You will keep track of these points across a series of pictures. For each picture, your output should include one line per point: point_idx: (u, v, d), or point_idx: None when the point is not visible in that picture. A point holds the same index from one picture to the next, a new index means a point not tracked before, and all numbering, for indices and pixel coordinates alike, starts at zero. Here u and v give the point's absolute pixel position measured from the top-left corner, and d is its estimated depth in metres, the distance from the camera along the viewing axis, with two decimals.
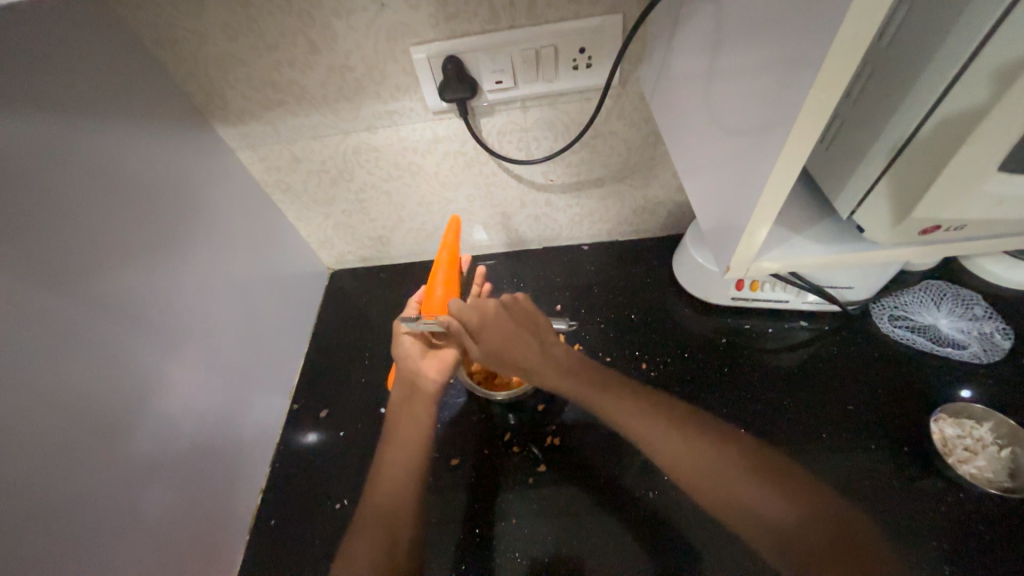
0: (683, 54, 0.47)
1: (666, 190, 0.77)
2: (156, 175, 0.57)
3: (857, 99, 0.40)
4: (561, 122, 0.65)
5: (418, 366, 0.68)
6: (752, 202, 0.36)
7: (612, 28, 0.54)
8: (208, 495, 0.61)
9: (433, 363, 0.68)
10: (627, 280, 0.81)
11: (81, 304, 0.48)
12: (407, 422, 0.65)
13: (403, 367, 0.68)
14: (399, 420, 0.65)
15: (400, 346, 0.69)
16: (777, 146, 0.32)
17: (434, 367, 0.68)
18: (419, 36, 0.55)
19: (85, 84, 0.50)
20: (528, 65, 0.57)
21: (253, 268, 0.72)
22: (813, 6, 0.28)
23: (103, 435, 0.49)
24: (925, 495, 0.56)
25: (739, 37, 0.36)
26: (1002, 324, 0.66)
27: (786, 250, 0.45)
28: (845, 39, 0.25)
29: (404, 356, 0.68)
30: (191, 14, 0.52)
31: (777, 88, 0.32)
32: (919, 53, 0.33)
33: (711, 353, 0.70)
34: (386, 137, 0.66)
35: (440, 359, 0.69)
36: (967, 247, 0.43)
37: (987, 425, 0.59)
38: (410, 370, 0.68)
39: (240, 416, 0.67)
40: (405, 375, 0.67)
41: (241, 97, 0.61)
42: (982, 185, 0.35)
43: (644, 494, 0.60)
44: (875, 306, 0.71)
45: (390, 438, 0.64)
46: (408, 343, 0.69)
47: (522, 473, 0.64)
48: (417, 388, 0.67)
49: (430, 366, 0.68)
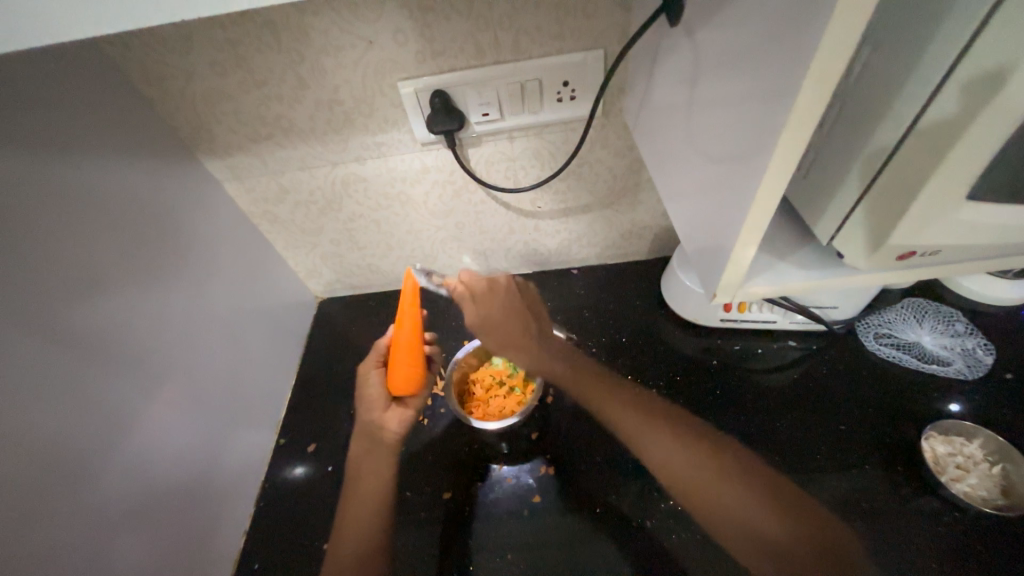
0: (662, 86, 0.49)
1: (652, 215, 0.79)
2: (141, 206, 0.56)
3: (829, 129, 0.41)
4: (548, 151, 0.66)
5: (379, 419, 0.68)
6: (736, 228, 0.37)
7: (594, 62, 0.56)
8: (193, 536, 0.59)
9: (396, 416, 0.68)
10: (617, 303, 0.81)
11: (61, 344, 0.46)
12: (369, 476, 0.66)
13: (367, 418, 0.69)
14: (359, 476, 0.66)
15: (364, 399, 0.70)
16: (757, 176, 0.33)
17: (396, 420, 0.68)
18: (407, 71, 0.56)
19: (72, 120, 0.50)
20: (513, 98, 0.59)
21: (240, 298, 0.71)
22: (782, 51, 0.29)
23: (83, 480, 0.47)
24: (924, 515, 0.56)
25: (714, 71, 0.38)
26: (983, 340, 0.68)
27: (770, 275, 0.46)
28: (818, 75, 0.26)
29: (367, 409, 0.69)
30: (181, 52, 0.53)
31: (756, 121, 0.33)
32: (885, 90, 0.35)
33: (704, 375, 0.70)
34: (375, 168, 0.67)
35: (402, 413, 0.69)
36: (947, 270, 0.44)
37: (977, 442, 0.59)
38: (372, 424, 0.69)
39: (225, 451, 0.65)
40: (368, 427, 0.69)
41: (229, 131, 0.61)
42: (954, 212, 0.36)
43: (641, 524, 0.59)
44: (861, 324, 0.72)
45: (353, 492, 0.65)
46: (372, 395, 0.69)
47: (515, 504, 0.62)
48: (379, 442, 0.67)
49: (391, 419, 0.68)
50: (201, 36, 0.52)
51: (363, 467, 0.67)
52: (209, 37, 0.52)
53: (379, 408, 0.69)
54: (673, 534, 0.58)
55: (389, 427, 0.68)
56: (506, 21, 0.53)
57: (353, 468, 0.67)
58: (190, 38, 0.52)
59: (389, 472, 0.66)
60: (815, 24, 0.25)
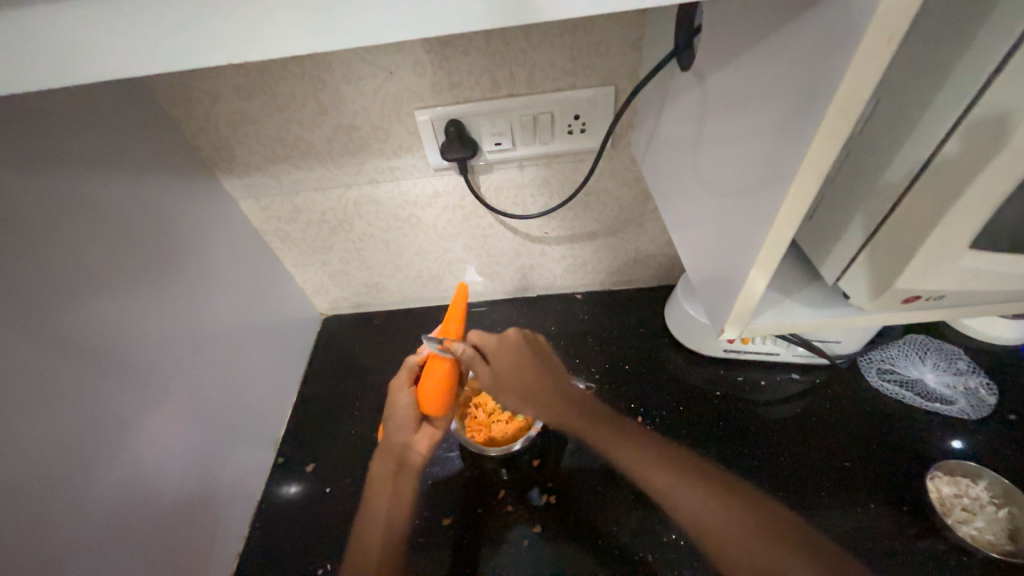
0: (671, 123, 0.50)
1: (657, 244, 0.80)
2: (156, 221, 0.57)
3: (836, 170, 0.42)
4: (557, 180, 0.68)
5: (407, 440, 0.64)
6: (745, 266, 0.38)
7: (605, 98, 0.58)
8: (189, 556, 0.57)
9: (425, 438, 0.65)
10: (621, 330, 0.82)
11: (70, 356, 0.46)
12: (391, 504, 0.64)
13: (392, 441, 0.64)
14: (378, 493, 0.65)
15: (392, 417, 0.64)
16: (766, 219, 0.34)
17: (425, 443, 0.65)
18: (424, 100, 0.58)
19: (96, 137, 0.51)
20: (525, 129, 0.61)
21: (247, 313, 0.71)
22: (792, 103, 0.30)
23: (84, 495, 0.46)
24: (930, 557, 0.55)
25: (723, 114, 0.39)
26: (986, 379, 0.68)
27: (775, 311, 0.46)
28: (829, 129, 0.27)
29: (395, 429, 0.64)
30: (207, 77, 0.55)
31: (765, 165, 0.34)
32: (891, 139, 0.36)
33: (707, 405, 0.70)
34: (387, 191, 0.68)
35: (430, 436, 0.66)
36: (950, 313, 0.45)
37: (982, 484, 0.59)
38: (399, 444, 0.65)
39: (224, 468, 0.64)
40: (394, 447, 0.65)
41: (248, 151, 0.63)
42: (958, 257, 0.37)
43: (643, 557, 0.58)
44: (863, 359, 0.72)
45: (366, 514, 0.63)
46: (402, 417, 0.63)
47: (515, 532, 0.61)
48: (406, 464, 0.65)
49: (419, 442, 0.65)
50: (228, 63, 0.54)
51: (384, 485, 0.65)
52: (236, 64, 0.54)
53: (407, 431, 0.64)
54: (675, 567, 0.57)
55: (418, 450, 0.65)
56: (522, 57, 0.55)
57: (372, 488, 0.65)
58: (217, 63, 0.54)
59: (409, 496, 0.64)
60: (828, 80, 0.27)
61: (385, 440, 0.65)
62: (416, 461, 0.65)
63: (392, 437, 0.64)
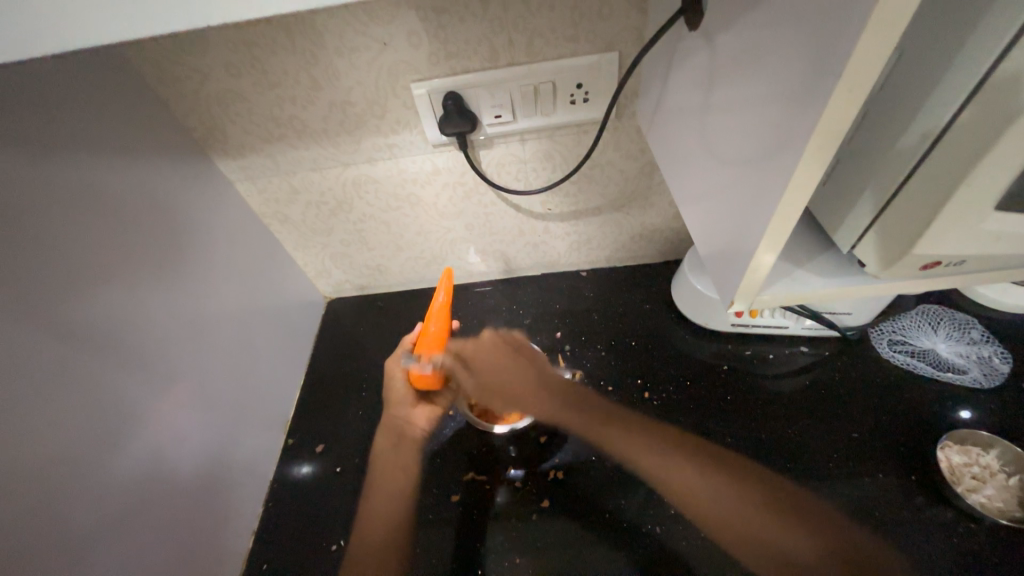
0: (677, 88, 0.48)
1: (663, 218, 0.78)
2: (153, 205, 0.56)
3: (853, 133, 0.40)
4: (559, 153, 0.66)
5: (407, 415, 0.69)
6: (755, 236, 0.37)
7: (609, 65, 0.56)
8: (203, 533, 0.59)
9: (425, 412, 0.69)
10: (626, 306, 0.81)
11: (73, 344, 0.46)
12: (394, 470, 0.67)
13: (393, 414, 0.69)
14: (387, 470, 0.67)
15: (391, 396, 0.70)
16: (778, 187, 0.32)
17: (426, 417, 0.69)
18: (420, 72, 0.56)
19: (85, 118, 0.50)
20: (526, 100, 0.59)
21: (250, 297, 0.71)
22: (808, 59, 0.28)
23: (95, 480, 0.47)
24: (937, 526, 0.55)
25: (733, 75, 0.37)
26: (1000, 348, 0.67)
27: (786, 283, 0.45)
28: (848, 86, 0.26)
29: (396, 404, 0.70)
30: (196, 53, 0.53)
31: (777, 128, 0.32)
32: (912, 97, 0.34)
33: (713, 379, 0.70)
34: (386, 169, 0.67)
35: (431, 410, 0.69)
36: (967, 280, 0.44)
37: (994, 453, 0.58)
38: (400, 419, 0.69)
39: (234, 448, 0.65)
40: (397, 423, 0.69)
41: (242, 131, 0.62)
42: (980, 221, 0.36)
43: (650, 529, 0.59)
44: (874, 331, 0.71)
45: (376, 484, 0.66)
46: (399, 391, 0.70)
47: (524, 508, 0.62)
48: (406, 437, 0.68)
49: (420, 416, 0.69)
50: (216, 38, 0.52)
51: (389, 461, 0.68)
52: (224, 38, 0.52)
53: (406, 404, 0.69)
54: (682, 540, 0.58)
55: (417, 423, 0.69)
56: (520, 23, 0.52)
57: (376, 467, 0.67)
58: (205, 38, 0.52)
59: (415, 467, 0.66)
60: (847, 32, 0.25)
61: (388, 415, 0.70)
62: (418, 435, 0.68)
63: (393, 411, 0.69)
